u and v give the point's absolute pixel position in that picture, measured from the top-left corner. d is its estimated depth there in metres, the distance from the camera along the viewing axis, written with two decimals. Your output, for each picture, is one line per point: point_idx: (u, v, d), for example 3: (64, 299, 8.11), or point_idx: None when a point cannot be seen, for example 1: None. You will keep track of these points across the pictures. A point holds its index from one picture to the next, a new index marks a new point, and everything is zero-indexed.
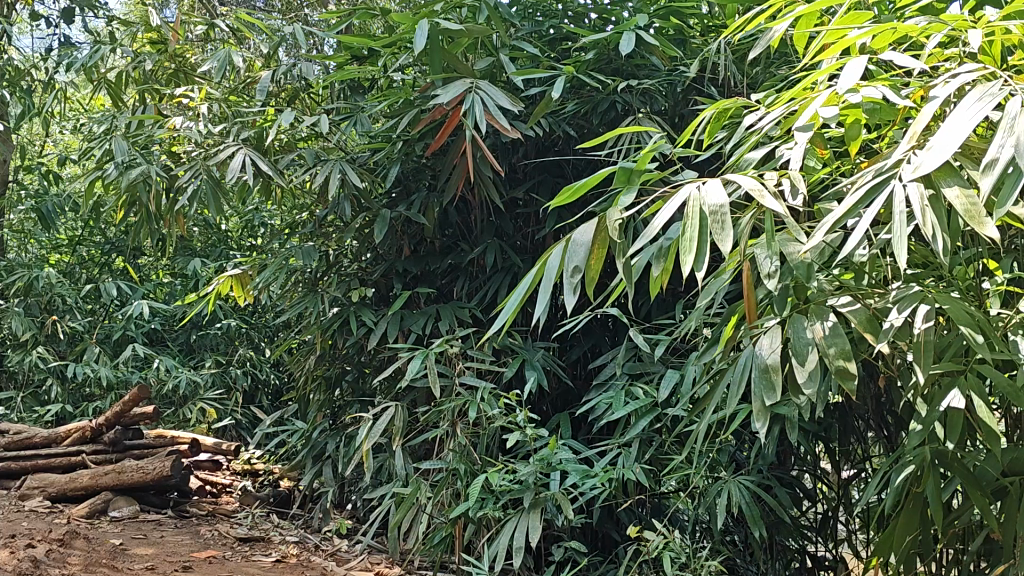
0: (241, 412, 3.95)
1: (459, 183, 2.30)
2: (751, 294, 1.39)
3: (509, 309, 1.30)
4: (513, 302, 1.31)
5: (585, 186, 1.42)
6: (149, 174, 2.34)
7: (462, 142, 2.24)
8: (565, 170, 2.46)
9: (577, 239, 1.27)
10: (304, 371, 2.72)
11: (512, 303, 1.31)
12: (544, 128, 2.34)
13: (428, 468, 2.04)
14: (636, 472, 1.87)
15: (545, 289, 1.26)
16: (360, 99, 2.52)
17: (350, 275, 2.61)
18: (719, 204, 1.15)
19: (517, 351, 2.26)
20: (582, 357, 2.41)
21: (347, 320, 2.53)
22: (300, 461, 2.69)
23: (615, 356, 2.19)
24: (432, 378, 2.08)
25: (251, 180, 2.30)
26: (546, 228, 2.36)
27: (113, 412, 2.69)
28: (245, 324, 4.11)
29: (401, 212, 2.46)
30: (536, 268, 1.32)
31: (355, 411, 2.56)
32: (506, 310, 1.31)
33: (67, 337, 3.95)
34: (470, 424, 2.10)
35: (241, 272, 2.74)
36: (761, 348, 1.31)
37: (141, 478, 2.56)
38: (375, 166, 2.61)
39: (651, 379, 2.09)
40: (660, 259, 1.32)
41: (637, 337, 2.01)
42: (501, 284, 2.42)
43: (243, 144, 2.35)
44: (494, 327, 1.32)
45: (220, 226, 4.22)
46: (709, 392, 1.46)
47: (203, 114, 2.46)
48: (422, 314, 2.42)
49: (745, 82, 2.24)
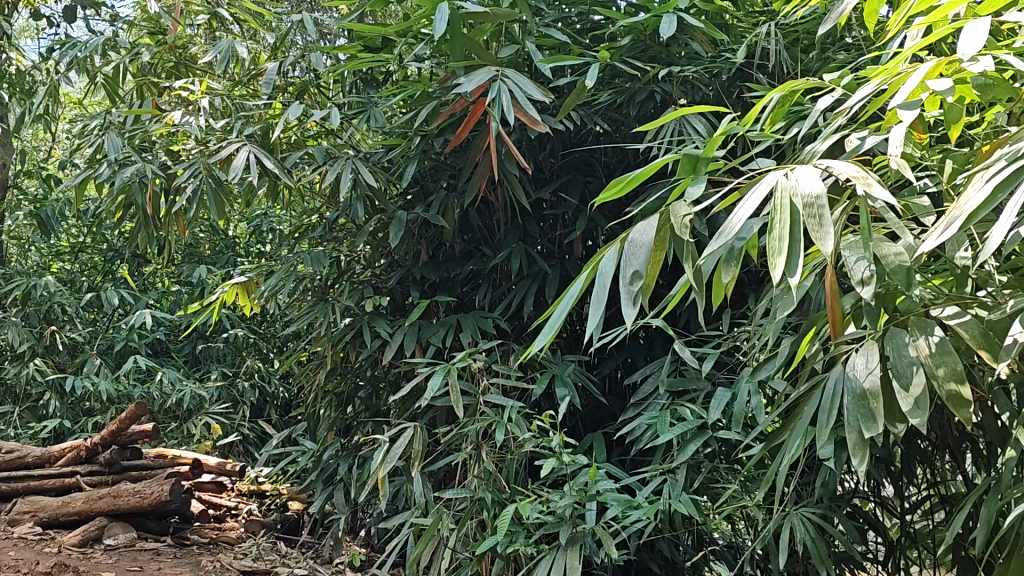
0: (248, 427, 3.76)
1: (482, 181, 2.11)
2: (836, 303, 1.19)
3: (556, 323, 1.11)
4: (560, 315, 1.11)
5: (643, 177, 1.22)
6: (145, 172, 2.13)
7: (486, 135, 2.04)
8: (596, 169, 2.29)
9: (636, 239, 1.07)
10: (314, 387, 2.52)
11: (558, 316, 1.11)
12: (576, 121, 2.15)
13: (451, 497, 1.83)
14: (685, 503, 1.66)
15: (599, 298, 1.06)
16: (373, 93, 2.33)
17: (363, 283, 2.42)
18: (816, 193, 0.95)
19: (546, 365, 2.06)
20: (616, 374, 2.21)
21: (360, 332, 2.32)
22: (310, 484, 2.48)
23: (655, 371, 1.99)
24: (455, 398, 1.88)
25: (255, 178, 2.10)
26: (577, 230, 2.17)
27: (109, 430, 2.49)
28: (253, 333, 3.94)
29: (418, 214, 2.26)
30: (586, 272, 1.12)
31: (369, 430, 2.36)
32: (552, 323, 1.11)
33: (67, 348, 3.76)
34: (497, 447, 1.90)
35: (245, 281, 2.57)
36: (855, 369, 1.11)
37: (139, 504, 2.36)
38: (390, 165, 2.42)
39: (697, 397, 1.89)
40: (731, 263, 1.12)
41: (683, 350, 1.81)
42: (528, 292, 2.22)
43: (246, 140, 2.15)
44: (536, 345, 1.12)
45: (227, 232, 4.08)
46: (785, 422, 1.27)
47: (204, 108, 2.26)
48: (442, 326, 2.22)
49: (795, 70, 2.05)
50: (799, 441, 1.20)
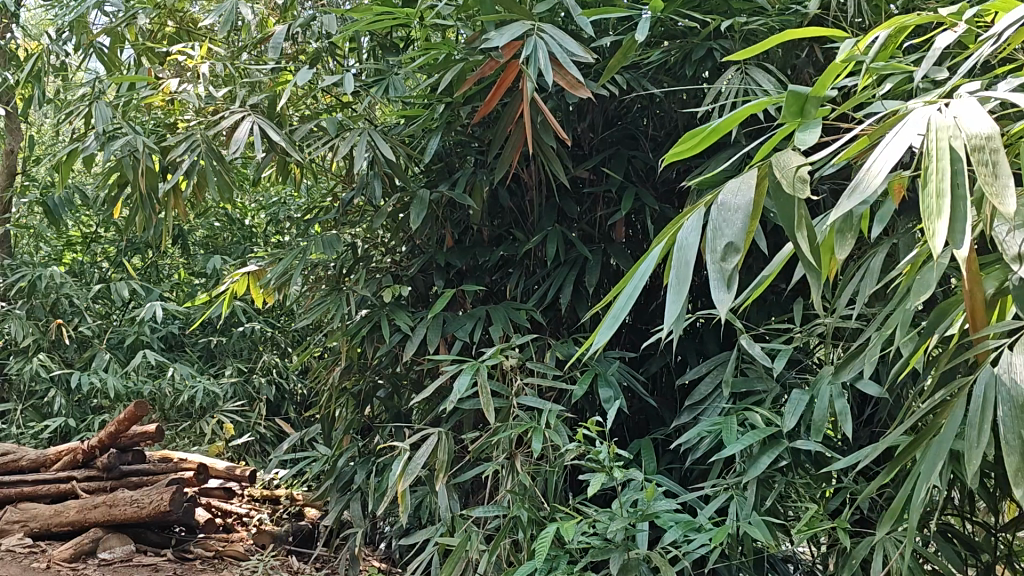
0: (264, 426, 3.53)
1: (516, 153, 1.87)
2: (978, 285, 0.94)
3: (622, 311, 0.85)
4: (626, 302, 0.86)
5: (730, 126, 0.96)
6: (137, 145, 1.89)
7: (520, 101, 1.80)
8: (642, 143, 2.06)
9: (727, 202, 0.83)
10: (328, 386, 2.29)
11: (624, 303, 0.85)
12: (620, 85, 1.91)
13: (481, 516, 1.59)
14: (757, 526, 1.41)
15: (680, 278, 0.82)
16: (392, 59, 2.10)
17: (382, 270, 2.19)
18: (986, 133, 0.71)
19: (588, 363, 1.83)
20: (666, 370, 1.98)
21: (379, 325, 2.09)
22: (324, 493, 2.23)
23: (715, 369, 1.75)
24: (485, 400, 1.64)
25: (259, 151, 1.87)
26: (622, 209, 1.92)
27: (107, 432, 2.28)
28: (270, 327, 3.74)
29: (443, 193, 2.02)
30: (660, 246, 0.88)
31: (389, 434, 2.12)
32: (615, 311, 0.86)
33: (75, 343, 3.56)
34: (533, 457, 1.65)
35: (255, 269, 2.35)
36: (1015, 371, 0.86)
37: (135, 514, 2.13)
38: (412, 140, 2.18)
39: (764, 400, 1.64)
40: (845, 235, 0.90)
41: (750, 346, 1.57)
42: (566, 279, 1.97)
43: (249, 111, 1.92)
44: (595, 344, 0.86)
45: (243, 220, 3.92)
46: (916, 437, 1.03)
47: (204, 74, 2.01)
48: (469, 318, 1.97)
49: (876, 23, 1.79)
50: (938, 464, 0.95)
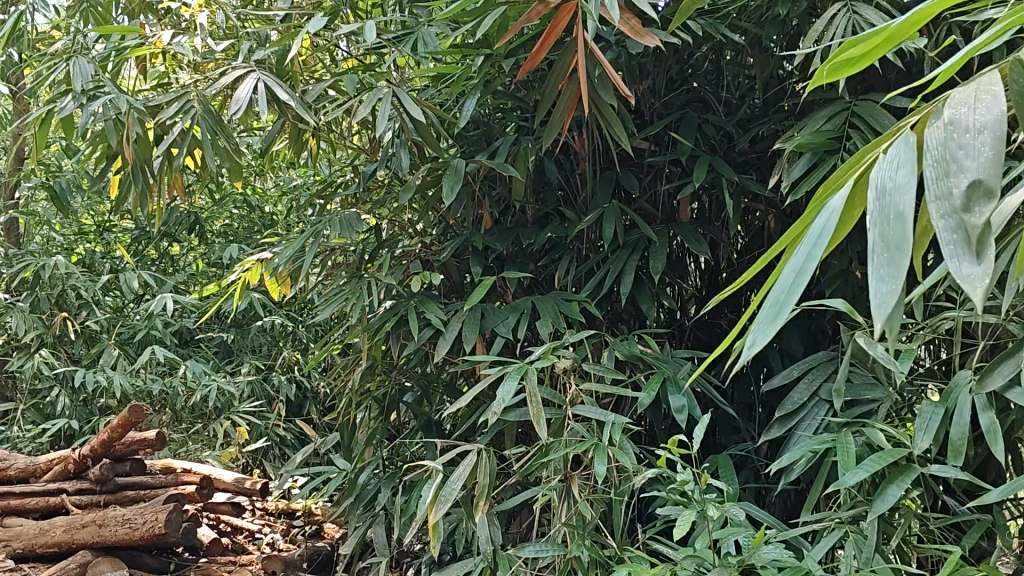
0: (283, 429, 3.27)
1: (569, 113, 1.56)
2: None
3: (794, 293, 0.51)
4: (798, 277, 0.52)
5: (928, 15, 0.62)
6: (122, 104, 1.61)
7: (575, 49, 1.49)
8: (713, 104, 1.76)
9: (959, 119, 0.50)
10: (348, 389, 2.00)
11: (796, 278, 0.51)
12: (694, 30, 1.59)
13: (532, 556, 1.28)
14: None
15: (890, 240, 0.49)
16: (421, 9, 1.81)
17: (410, 256, 1.89)
18: None
19: (654, 364, 1.54)
20: (742, 372, 1.69)
21: (406, 318, 1.79)
22: (344, 512, 1.94)
23: (813, 374, 1.45)
24: (535, 411, 1.33)
25: (264, 110, 1.58)
26: (695, 180, 1.61)
27: (99, 441, 2.00)
28: (292, 321, 3.46)
29: (480, 163, 1.73)
30: (841, 193, 0.55)
31: (418, 446, 1.83)
32: (779, 293, 0.52)
33: (82, 337, 3.32)
34: (593, 481, 1.35)
35: (266, 256, 2.07)
36: None
37: (126, 537, 1.86)
38: (445, 103, 1.89)
39: (881, 413, 1.33)
40: None
41: (872, 347, 1.25)
42: (628, 264, 1.66)
43: (254, 67, 1.64)
44: (742, 353, 0.53)
45: (262, 207, 3.66)
46: None
47: (201, 25, 1.75)
48: (513, 310, 1.67)
49: None
50: None
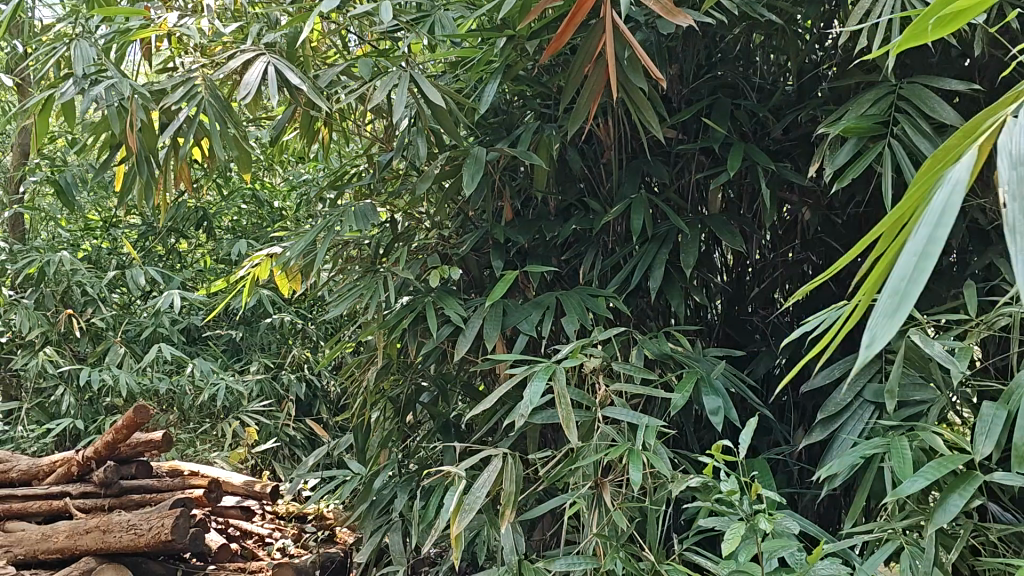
0: (293, 429, 3.19)
1: (596, 98, 1.47)
2: None
3: (920, 281, 0.42)
4: (921, 262, 0.43)
5: None
6: (125, 89, 1.53)
7: (603, 29, 1.40)
8: (746, 89, 1.66)
9: None
10: (362, 389, 1.92)
11: (920, 264, 0.43)
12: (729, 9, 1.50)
13: (563, 569, 1.19)
14: None
15: None
16: None
17: (427, 250, 1.81)
18: None
19: (687, 363, 1.45)
20: (778, 372, 1.60)
21: (423, 315, 1.71)
22: (358, 517, 1.86)
23: (859, 373, 1.36)
24: (565, 414, 1.25)
25: (274, 95, 1.50)
26: (729, 169, 1.52)
27: (103, 442, 1.93)
28: (302, 319, 3.38)
29: (501, 152, 1.64)
30: (965, 164, 0.46)
31: (436, 449, 1.74)
32: (899, 283, 0.44)
33: (88, 335, 3.24)
34: (626, 488, 1.26)
35: (276, 250, 1.99)
36: None
37: (132, 543, 1.79)
38: (463, 90, 1.80)
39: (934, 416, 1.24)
40: None
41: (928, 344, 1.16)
42: (657, 258, 1.57)
43: (264, 50, 1.56)
44: (858, 355, 0.44)
45: (270, 202, 3.58)
46: None
47: (208, 6, 1.67)
48: (536, 307, 1.58)
49: None
50: None
